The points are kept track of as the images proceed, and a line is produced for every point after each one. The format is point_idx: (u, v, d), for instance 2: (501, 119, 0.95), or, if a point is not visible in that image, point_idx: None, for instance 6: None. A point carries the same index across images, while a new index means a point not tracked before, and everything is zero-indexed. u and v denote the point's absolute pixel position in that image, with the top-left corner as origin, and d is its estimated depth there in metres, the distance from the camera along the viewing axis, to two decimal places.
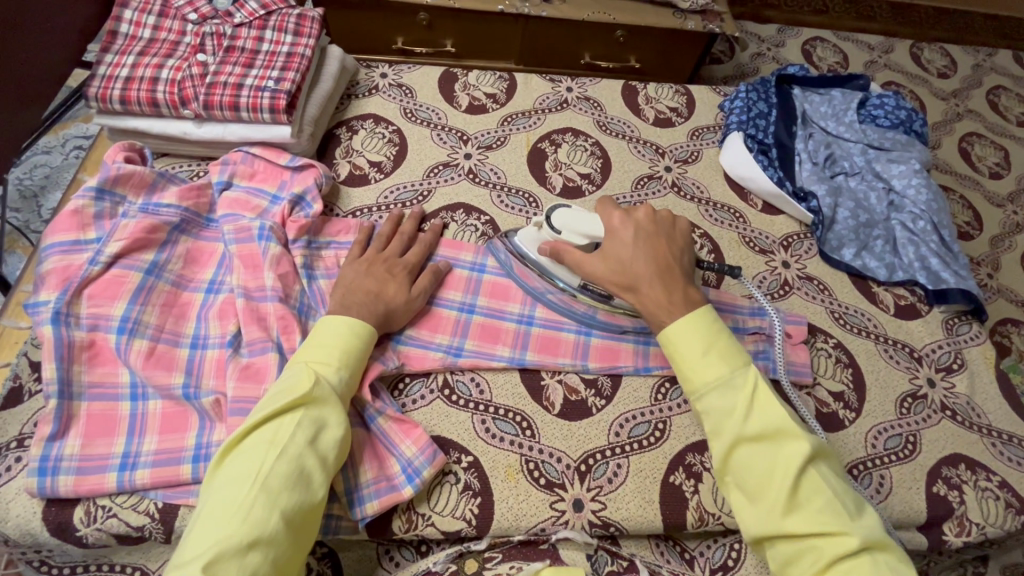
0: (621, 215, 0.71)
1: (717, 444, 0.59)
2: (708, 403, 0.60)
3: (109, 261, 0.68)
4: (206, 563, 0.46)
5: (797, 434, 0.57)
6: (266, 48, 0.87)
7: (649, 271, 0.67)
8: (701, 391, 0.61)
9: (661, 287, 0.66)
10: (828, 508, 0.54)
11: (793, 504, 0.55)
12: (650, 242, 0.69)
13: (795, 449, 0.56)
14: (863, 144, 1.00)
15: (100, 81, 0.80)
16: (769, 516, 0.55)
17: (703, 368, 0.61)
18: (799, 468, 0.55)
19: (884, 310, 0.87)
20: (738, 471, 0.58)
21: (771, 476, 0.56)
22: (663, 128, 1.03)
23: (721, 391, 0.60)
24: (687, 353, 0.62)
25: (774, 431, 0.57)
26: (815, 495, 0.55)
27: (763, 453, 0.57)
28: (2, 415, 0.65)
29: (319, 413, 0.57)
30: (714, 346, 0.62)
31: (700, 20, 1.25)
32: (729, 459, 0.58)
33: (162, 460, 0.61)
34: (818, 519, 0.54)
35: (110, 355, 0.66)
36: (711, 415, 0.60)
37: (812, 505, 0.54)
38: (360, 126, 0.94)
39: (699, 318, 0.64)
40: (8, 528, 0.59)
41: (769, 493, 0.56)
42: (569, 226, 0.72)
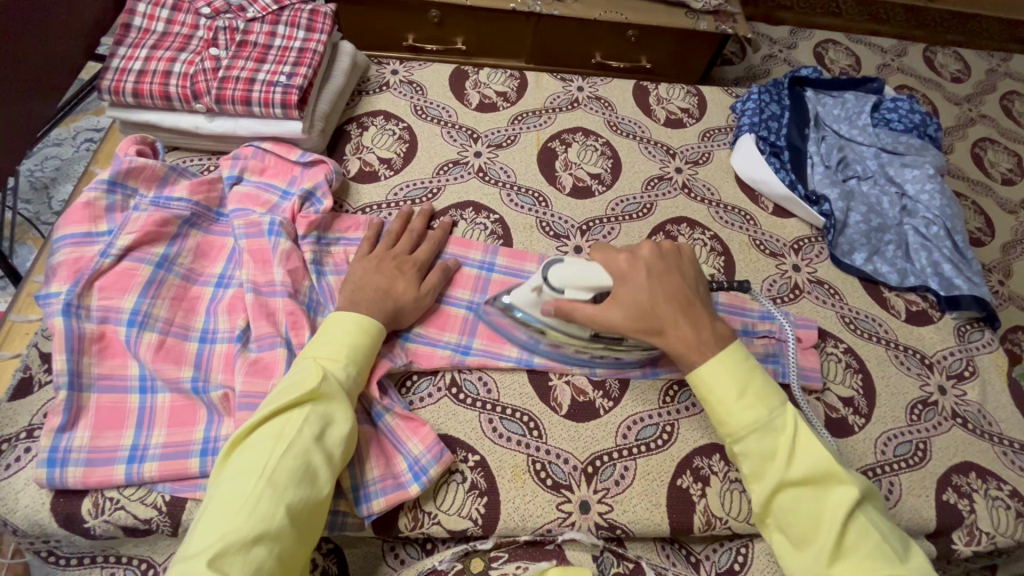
0: (629, 256, 0.67)
1: (758, 489, 0.58)
2: (747, 447, 0.59)
3: (121, 253, 0.68)
4: (211, 558, 0.45)
5: (840, 476, 0.56)
6: (278, 43, 0.87)
7: (673, 310, 0.64)
8: (740, 436, 0.59)
9: (688, 326, 0.64)
10: (877, 552, 0.54)
11: (841, 550, 0.54)
12: (663, 279, 0.66)
13: (840, 493, 0.55)
14: (876, 148, 0.99)
15: (113, 74, 0.80)
16: (817, 561, 0.55)
17: (740, 411, 0.60)
18: (845, 512, 0.55)
19: (896, 316, 0.86)
20: (781, 515, 0.57)
21: (817, 521, 0.55)
22: (674, 128, 1.02)
23: (761, 435, 0.58)
24: (724, 396, 0.61)
25: (818, 475, 0.56)
26: (863, 538, 0.54)
27: (806, 498, 0.56)
28: (13, 405, 0.65)
29: (326, 409, 0.57)
30: (750, 387, 0.61)
31: (712, 21, 1.24)
32: (771, 503, 0.58)
33: (170, 453, 0.62)
34: (869, 566, 0.53)
35: (119, 348, 0.66)
36: (750, 459, 0.59)
37: (860, 550, 0.54)
38: (371, 123, 0.94)
39: (733, 358, 0.62)
40: (17, 518, 0.60)
41: (815, 538, 0.55)
42: (569, 278, 0.66)
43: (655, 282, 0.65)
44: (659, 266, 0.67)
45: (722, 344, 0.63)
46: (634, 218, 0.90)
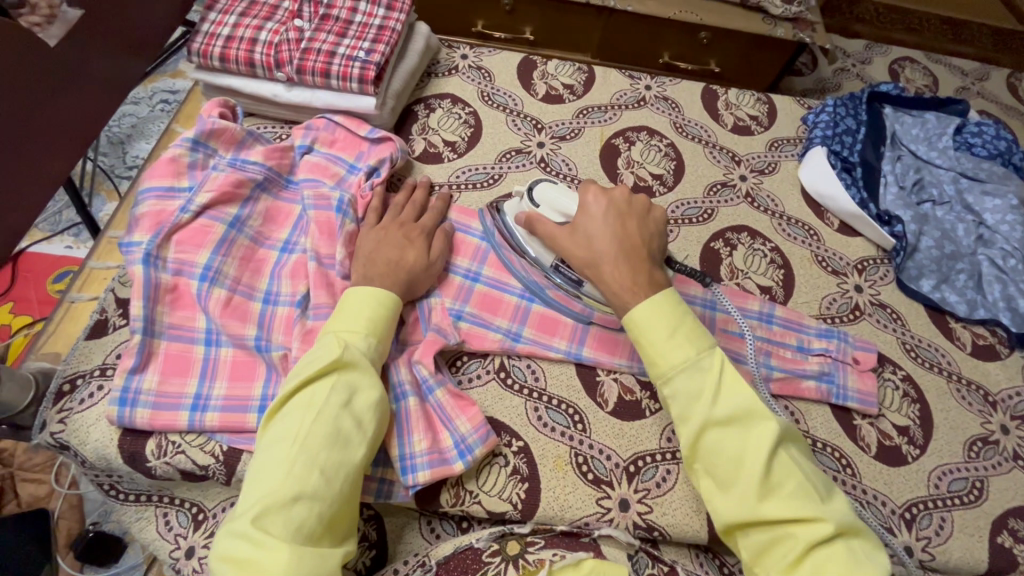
0: (595, 191, 0.68)
1: (684, 432, 0.55)
2: (676, 388, 0.56)
3: (199, 210, 0.71)
4: (255, 516, 0.47)
5: (763, 415, 0.54)
6: (359, 19, 0.88)
7: (610, 251, 0.64)
8: (668, 377, 0.57)
9: (628, 272, 0.62)
10: (799, 491, 0.51)
11: (766, 490, 0.51)
12: (622, 220, 0.66)
13: (763, 431, 0.53)
14: (954, 172, 0.96)
15: (203, 38, 0.83)
16: (743, 502, 0.51)
17: (669, 351, 0.57)
18: (769, 449, 0.52)
19: (960, 348, 0.83)
20: (707, 457, 0.54)
21: (741, 461, 0.53)
22: (741, 135, 1.00)
23: (689, 374, 0.56)
24: (653, 335, 0.58)
25: (741, 412, 0.54)
26: (787, 478, 0.52)
27: (731, 438, 0.54)
28: (90, 343, 0.69)
29: (352, 377, 0.56)
30: (681, 327, 0.58)
31: (790, 29, 1.22)
32: (698, 445, 0.55)
33: (231, 405, 0.64)
34: (792, 504, 0.50)
35: (190, 300, 0.68)
36: (678, 399, 0.56)
37: (783, 490, 0.51)
38: (438, 105, 0.95)
39: (665, 300, 0.60)
40: (86, 450, 0.63)
41: (739, 481, 0.52)
42: (545, 201, 0.71)
43: (605, 224, 0.66)
44: (618, 208, 0.67)
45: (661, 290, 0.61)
46: (695, 223, 0.88)
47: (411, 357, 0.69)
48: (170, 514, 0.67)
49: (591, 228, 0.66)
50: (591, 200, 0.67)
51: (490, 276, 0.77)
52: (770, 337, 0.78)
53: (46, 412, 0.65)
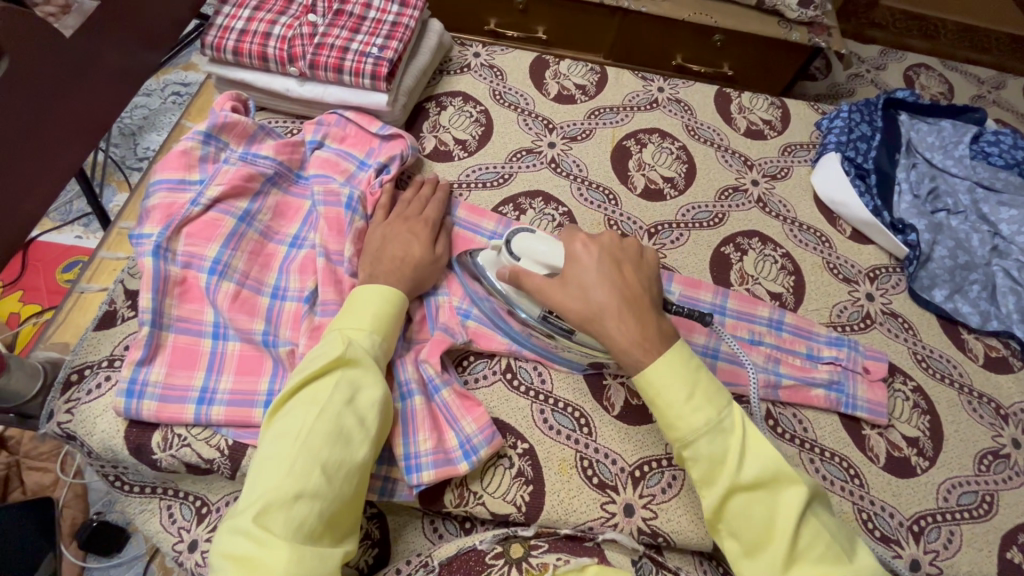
0: (583, 239, 0.63)
1: (707, 496, 0.53)
2: (697, 452, 0.53)
3: (209, 203, 0.70)
4: (256, 514, 0.45)
5: (788, 477, 0.52)
6: (372, 15, 0.88)
7: (610, 304, 0.59)
8: (690, 442, 0.54)
9: (635, 324, 0.58)
10: (829, 554, 0.50)
11: (794, 556, 0.50)
12: (616, 266, 0.62)
13: (791, 496, 0.51)
14: (970, 181, 0.95)
15: (217, 31, 0.83)
16: (773, 568, 0.50)
17: (689, 414, 0.54)
18: (797, 515, 0.50)
19: (973, 359, 0.82)
20: (732, 520, 0.53)
21: (768, 526, 0.51)
22: (754, 140, 0.99)
23: (712, 438, 0.53)
24: (672, 399, 0.55)
25: (767, 476, 0.52)
26: (815, 539, 0.50)
27: (758, 502, 0.52)
28: (98, 334, 0.69)
29: (355, 374, 0.55)
30: (698, 386, 0.55)
31: (806, 32, 1.21)
32: (723, 509, 0.53)
33: (236, 400, 0.64)
34: (823, 569, 0.49)
35: (198, 294, 0.68)
36: (700, 464, 0.53)
37: (810, 555, 0.50)
38: (449, 103, 0.94)
39: (680, 357, 0.56)
40: (93, 440, 0.63)
41: (767, 546, 0.51)
42: (524, 253, 0.66)
43: (599, 271, 0.61)
44: (609, 252, 0.63)
45: (667, 345, 0.57)
46: (705, 227, 0.88)
47: (418, 355, 0.69)
48: (174, 507, 0.67)
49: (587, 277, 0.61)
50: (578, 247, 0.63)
51: None
52: (780, 344, 0.77)
53: (53, 402, 0.65)
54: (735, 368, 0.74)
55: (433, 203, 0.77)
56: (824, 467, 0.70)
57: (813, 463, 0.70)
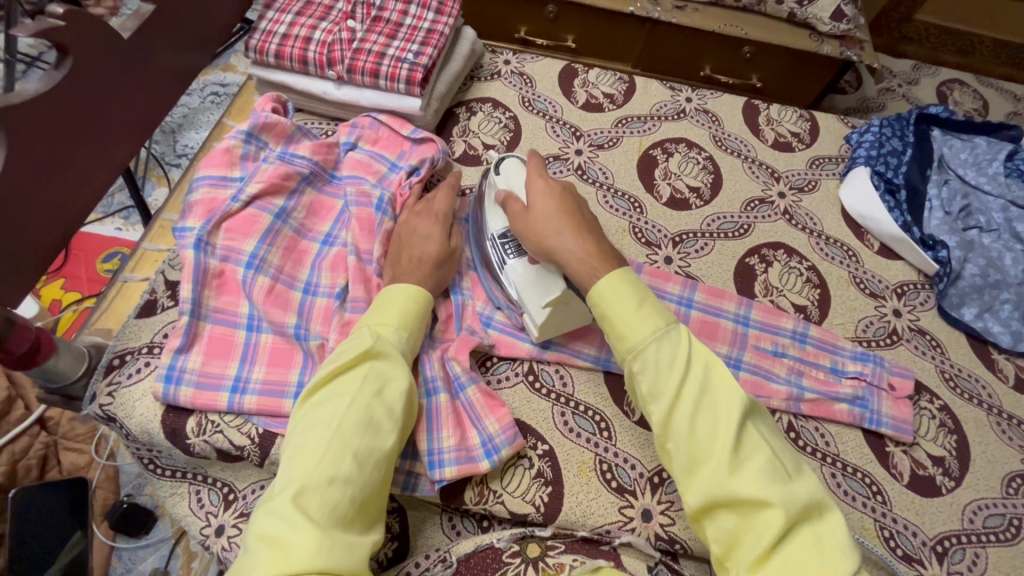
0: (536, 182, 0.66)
1: (655, 410, 0.52)
2: (645, 362, 0.53)
3: (248, 200, 0.73)
4: (293, 495, 0.47)
5: (731, 387, 0.51)
6: (408, 22, 0.91)
7: (566, 225, 0.63)
8: (638, 352, 0.53)
9: (592, 242, 0.61)
10: (769, 468, 0.48)
11: (734, 466, 0.48)
12: (562, 203, 0.64)
13: (731, 404, 0.50)
14: (1004, 200, 0.94)
15: (260, 35, 0.87)
16: (713, 480, 0.48)
17: (637, 323, 0.54)
18: (738, 422, 0.49)
19: (1003, 380, 0.81)
20: (679, 437, 0.50)
21: (712, 437, 0.49)
22: (782, 152, 0.99)
23: (659, 346, 0.53)
24: (621, 308, 0.55)
25: (712, 385, 0.52)
26: (755, 454, 0.48)
27: (702, 412, 0.50)
28: (139, 323, 0.72)
29: (384, 368, 0.57)
30: (648, 300, 0.56)
31: (837, 46, 1.21)
32: (669, 423, 0.51)
33: (268, 390, 0.66)
34: (762, 481, 0.47)
35: (235, 286, 0.71)
36: (648, 374, 0.52)
37: (750, 468, 0.48)
38: (479, 108, 0.96)
39: (629, 274, 0.57)
40: (131, 422, 0.66)
41: (709, 459, 0.49)
42: (506, 175, 0.72)
43: (556, 200, 0.64)
44: (565, 189, 0.66)
45: (621, 263, 0.60)
46: (730, 237, 0.88)
47: (444, 352, 0.71)
48: (203, 491, 0.69)
49: (547, 206, 0.64)
50: (535, 180, 0.67)
51: (502, 320, 0.75)
52: (803, 357, 0.77)
53: (95, 385, 0.68)
54: (758, 380, 0.74)
55: (450, 194, 0.77)
56: (846, 482, 0.70)
57: (835, 477, 0.70)
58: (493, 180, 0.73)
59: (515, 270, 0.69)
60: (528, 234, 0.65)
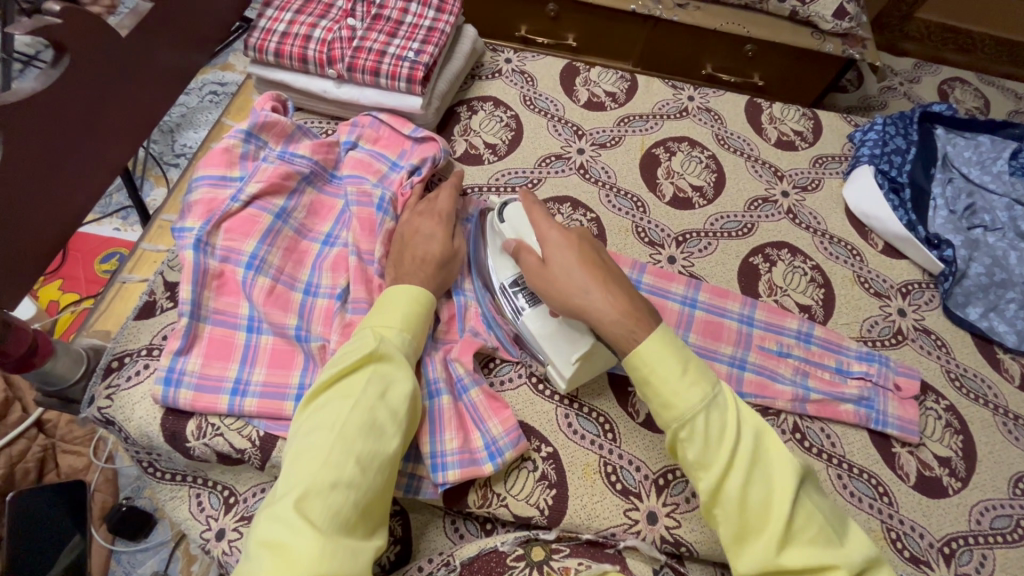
0: (552, 232, 0.62)
1: (704, 478, 0.51)
2: (694, 431, 0.51)
3: (248, 200, 0.72)
4: (296, 500, 0.46)
5: (780, 454, 0.51)
6: (409, 20, 0.90)
7: (590, 278, 0.58)
8: (687, 420, 0.51)
9: (620, 297, 0.57)
10: (821, 535, 0.48)
11: (788, 536, 0.48)
12: (583, 255, 0.60)
13: (783, 472, 0.50)
14: (1008, 199, 0.93)
15: (260, 34, 0.86)
16: (767, 550, 0.48)
17: (684, 390, 0.52)
18: (791, 491, 0.49)
19: (1009, 380, 0.80)
20: (730, 506, 0.50)
21: (765, 506, 0.49)
22: (785, 150, 0.98)
23: (709, 414, 0.51)
24: (667, 374, 0.53)
25: (760, 452, 0.51)
26: (808, 521, 0.49)
27: (754, 481, 0.50)
28: (138, 324, 0.71)
29: (387, 370, 0.56)
30: (690, 362, 0.54)
31: (840, 44, 1.20)
32: (720, 493, 0.50)
33: (269, 392, 0.65)
34: (815, 550, 0.47)
35: (235, 287, 0.70)
36: (696, 444, 0.51)
37: (804, 536, 0.48)
38: (480, 107, 0.95)
39: (669, 335, 0.55)
40: (130, 426, 0.65)
41: (762, 528, 0.49)
42: (512, 222, 0.69)
43: (574, 250, 0.60)
44: (580, 235, 0.62)
45: (653, 321, 0.56)
46: (733, 236, 0.87)
47: (447, 354, 0.70)
48: (202, 495, 0.68)
49: (565, 258, 0.60)
50: (547, 229, 0.63)
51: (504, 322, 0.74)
52: (808, 357, 0.76)
53: (94, 387, 0.67)
54: (763, 380, 0.74)
55: (453, 195, 0.76)
56: (852, 484, 0.69)
57: (841, 478, 0.69)
58: (499, 228, 0.71)
59: (535, 322, 0.67)
60: (549, 289, 0.60)
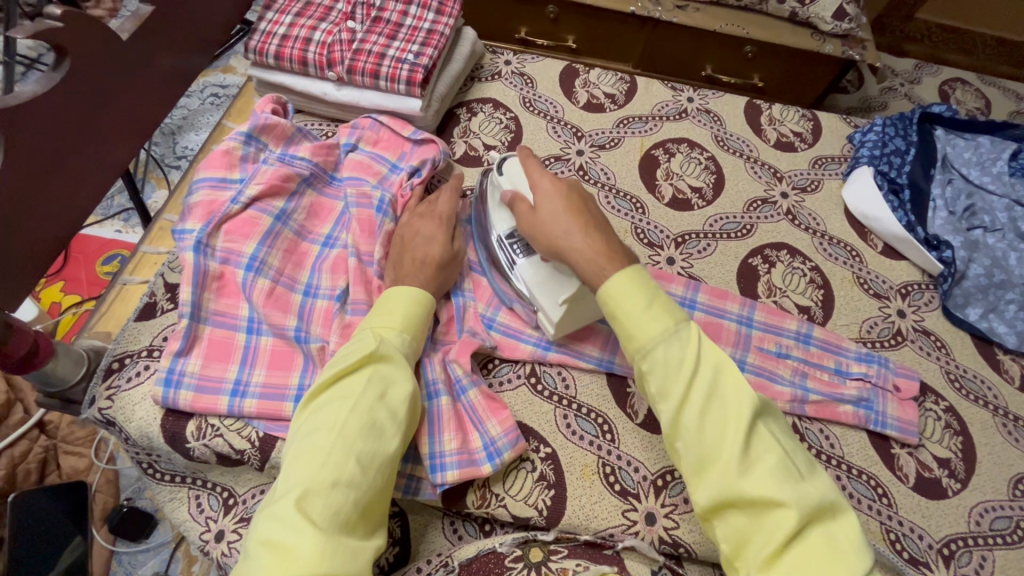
0: (542, 179, 0.64)
1: (664, 408, 0.51)
2: (654, 361, 0.52)
3: (248, 202, 0.73)
4: (295, 499, 0.46)
5: (741, 385, 0.50)
6: (409, 22, 0.90)
7: (574, 223, 0.60)
8: (647, 352, 0.53)
9: (603, 240, 0.59)
10: (780, 469, 0.47)
11: (744, 465, 0.47)
12: (570, 201, 0.62)
13: (741, 401, 0.49)
14: (1008, 200, 0.93)
15: (260, 36, 0.87)
16: (721, 479, 0.47)
17: (647, 324, 0.53)
18: (748, 420, 0.48)
19: (1009, 381, 0.80)
20: (687, 436, 0.50)
21: (721, 435, 0.48)
22: (784, 152, 0.98)
23: (669, 345, 0.52)
24: (630, 308, 0.54)
25: (721, 384, 0.51)
26: (765, 454, 0.47)
27: (711, 412, 0.49)
28: (138, 325, 0.71)
29: (387, 371, 0.56)
30: (657, 298, 0.55)
31: (839, 45, 1.21)
32: (678, 422, 0.50)
33: (269, 393, 0.66)
34: (770, 480, 0.46)
35: (235, 289, 0.71)
36: (658, 374, 0.52)
37: (761, 466, 0.47)
38: (480, 109, 0.96)
39: (642, 273, 0.56)
40: (130, 427, 0.66)
41: (718, 459, 0.48)
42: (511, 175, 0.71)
43: (562, 197, 0.62)
44: (570, 184, 0.63)
45: (633, 261, 0.57)
46: (732, 237, 0.87)
47: (446, 354, 0.70)
48: (202, 496, 0.69)
49: (552, 205, 0.61)
50: (540, 178, 0.64)
51: (504, 322, 0.75)
52: (808, 358, 0.76)
53: (95, 389, 0.68)
54: (762, 381, 0.73)
55: (453, 197, 0.76)
56: (851, 485, 0.69)
57: (840, 479, 0.69)
58: (497, 181, 0.73)
59: (528, 270, 0.69)
60: (537, 234, 0.62)
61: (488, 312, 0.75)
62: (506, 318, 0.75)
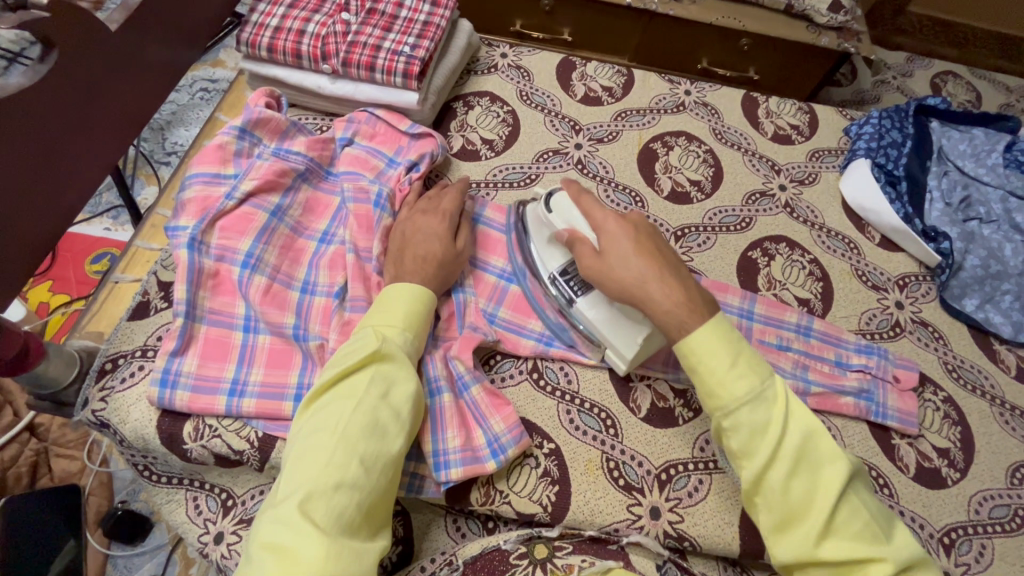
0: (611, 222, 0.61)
1: (747, 467, 0.51)
2: (739, 421, 0.51)
3: (243, 197, 0.71)
4: (299, 502, 0.45)
5: (828, 451, 0.51)
6: (404, 14, 0.89)
7: (648, 267, 0.58)
8: (731, 411, 0.51)
9: (680, 288, 0.56)
10: (865, 532, 0.48)
11: (830, 529, 0.48)
12: (643, 247, 0.59)
13: (829, 468, 0.50)
14: (1003, 191, 0.94)
15: (252, 28, 0.85)
16: (805, 541, 0.48)
17: (731, 382, 0.51)
18: (840, 488, 0.49)
19: (1005, 371, 0.81)
20: (771, 495, 0.50)
21: (809, 499, 0.49)
22: (782, 144, 0.98)
23: (754, 406, 0.51)
24: (715, 367, 0.52)
25: (807, 449, 0.50)
26: (851, 516, 0.49)
27: (800, 477, 0.49)
28: (131, 324, 0.70)
29: (389, 370, 0.55)
30: (741, 353, 0.53)
31: (834, 38, 1.21)
32: (762, 483, 0.50)
33: (267, 392, 0.64)
34: (859, 545, 0.47)
35: (230, 286, 0.69)
36: (741, 433, 0.51)
37: (848, 530, 0.48)
38: (477, 102, 0.95)
39: (723, 325, 0.54)
40: (126, 429, 0.64)
41: (803, 521, 0.49)
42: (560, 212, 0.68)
43: (631, 240, 0.60)
44: (636, 223, 0.61)
45: (711, 310, 0.55)
46: (732, 231, 0.87)
47: (447, 351, 0.69)
48: (200, 498, 0.68)
49: (623, 247, 0.59)
50: (604, 218, 0.62)
51: (506, 317, 0.74)
52: (808, 351, 0.76)
53: (88, 390, 0.66)
54: None
55: (458, 195, 0.76)
56: None
57: None
58: (547, 218, 0.70)
59: (589, 309, 0.68)
60: (607, 281, 0.59)
61: (489, 308, 0.74)
62: (509, 314, 0.74)
